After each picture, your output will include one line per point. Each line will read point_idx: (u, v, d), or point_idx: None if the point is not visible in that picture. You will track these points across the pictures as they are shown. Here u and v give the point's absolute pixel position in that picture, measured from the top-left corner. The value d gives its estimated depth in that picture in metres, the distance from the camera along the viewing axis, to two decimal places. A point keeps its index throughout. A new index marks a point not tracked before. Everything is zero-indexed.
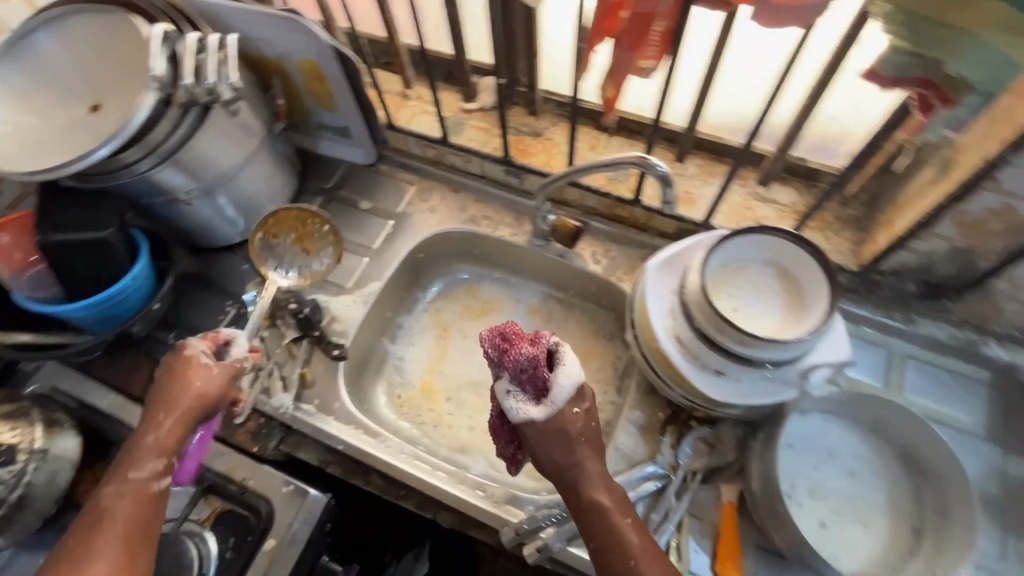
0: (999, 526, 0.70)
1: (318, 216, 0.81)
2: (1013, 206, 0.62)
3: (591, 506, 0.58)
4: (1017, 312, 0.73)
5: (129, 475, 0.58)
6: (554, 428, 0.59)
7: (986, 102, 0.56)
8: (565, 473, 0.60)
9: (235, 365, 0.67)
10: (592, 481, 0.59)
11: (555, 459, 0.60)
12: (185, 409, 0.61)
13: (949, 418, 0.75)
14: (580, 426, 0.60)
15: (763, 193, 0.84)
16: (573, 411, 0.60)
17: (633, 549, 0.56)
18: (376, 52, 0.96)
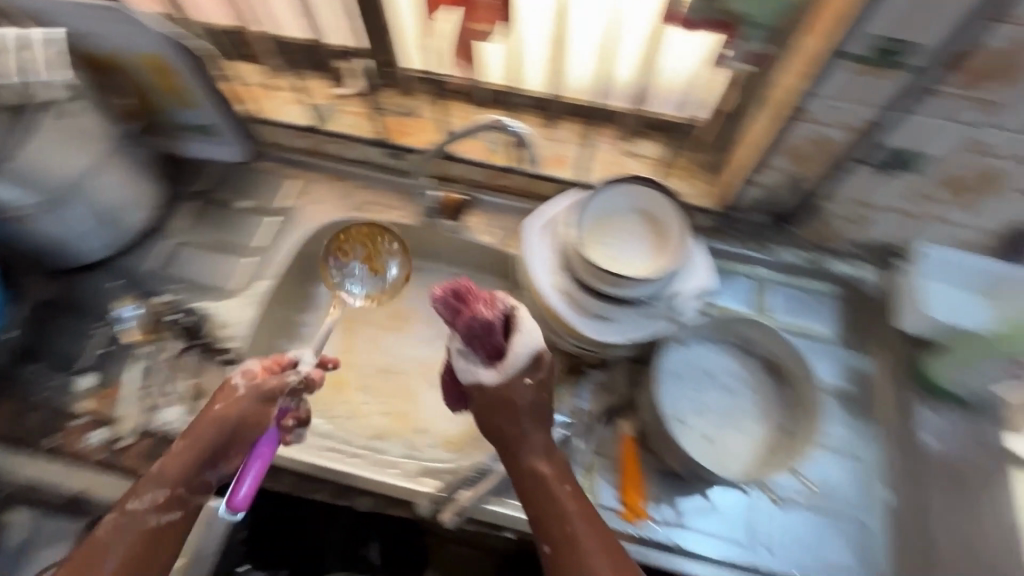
0: (855, 417, 0.80)
1: (387, 233, 0.87)
2: (825, 134, 0.69)
3: (530, 472, 0.64)
4: (848, 230, 0.84)
5: (128, 506, 0.61)
6: (500, 397, 0.65)
7: (771, 34, 0.69)
8: (511, 444, 0.65)
9: (278, 387, 0.69)
10: (535, 452, 0.65)
11: (501, 430, 0.66)
12: (206, 435, 0.65)
13: (811, 330, 0.86)
14: (527, 396, 0.65)
15: (631, 148, 0.91)
16: (523, 382, 0.65)
17: (570, 514, 0.61)
18: (235, 44, 0.94)
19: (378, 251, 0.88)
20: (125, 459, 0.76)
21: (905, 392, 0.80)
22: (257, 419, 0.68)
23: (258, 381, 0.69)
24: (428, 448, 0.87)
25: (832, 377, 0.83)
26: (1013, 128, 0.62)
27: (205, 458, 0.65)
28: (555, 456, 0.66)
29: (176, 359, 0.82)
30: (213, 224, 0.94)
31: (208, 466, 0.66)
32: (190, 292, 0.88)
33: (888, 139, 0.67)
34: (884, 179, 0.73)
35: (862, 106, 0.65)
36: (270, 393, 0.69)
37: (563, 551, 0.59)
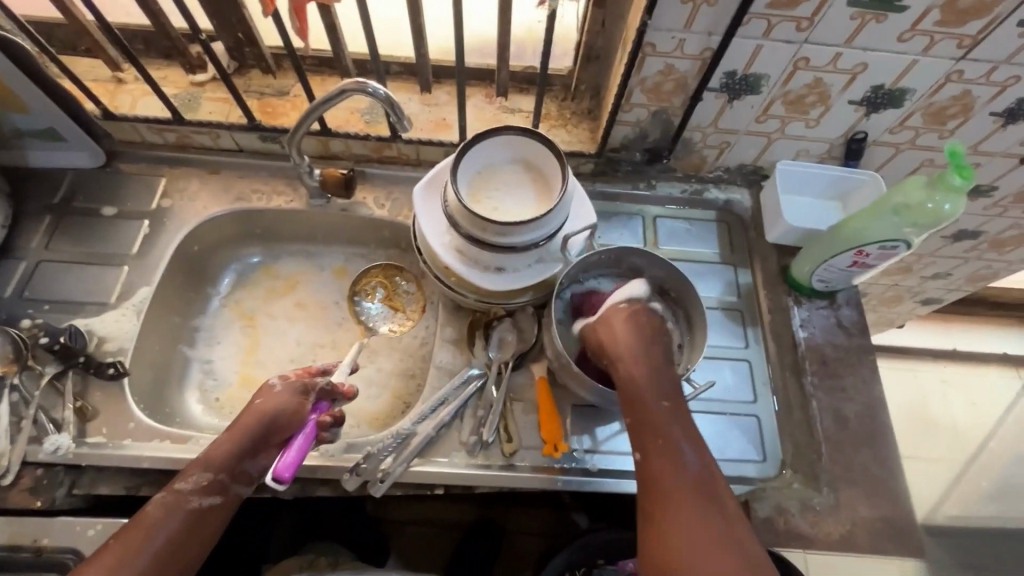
0: (741, 325, 0.88)
1: (401, 270, 0.98)
2: (673, 65, 0.74)
3: (634, 392, 0.66)
4: (714, 156, 0.91)
5: (177, 486, 0.62)
6: (606, 319, 0.72)
7: None
8: (618, 356, 0.69)
9: (306, 384, 0.73)
10: (640, 367, 0.67)
11: (608, 341, 0.70)
12: (250, 423, 0.67)
13: (694, 254, 0.93)
14: (643, 321, 0.71)
15: (508, 104, 0.92)
16: (620, 305, 0.73)
17: (668, 428, 0.63)
18: (70, 38, 0.88)
19: (396, 291, 0.97)
20: (9, 498, 0.70)
21: (780, 295, 0.89)
22: (292, 412, 0.70)
23: (292, 378, 0.73)
24: (351, 428, 0.87)
25: (719, 294, 0.90)
26: (825, 42, 0.69)
27: (251, 445, 0.66)
28: (665, 377, 0.67)
29: (51, 384, 0.75)
30: (74, 236, 0.87)
31: (247, 457, 0.66)
32: (57, 313, 0.81)
33: (726, 64, 0.72)
34: (733, 103, 0.79)
35: (698, 34, 0.69)
36: (304, 387, 0.73)
37: (662, 463, 0.60)
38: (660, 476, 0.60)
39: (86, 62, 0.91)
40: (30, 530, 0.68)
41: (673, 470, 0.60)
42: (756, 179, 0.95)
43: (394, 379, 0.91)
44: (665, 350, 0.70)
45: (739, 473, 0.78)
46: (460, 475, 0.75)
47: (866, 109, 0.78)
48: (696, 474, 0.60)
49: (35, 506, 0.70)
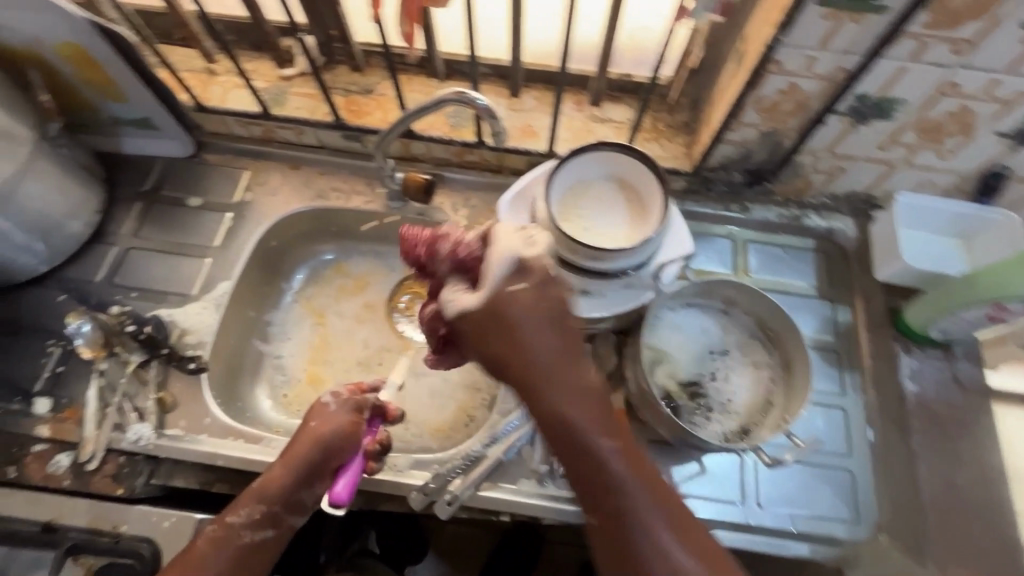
0: (837, 368, 0.81)
1: None
2: (797, 85, 0.67)
3: (555, 414, 0.53)
4: (823, 182, 0.83)
5: (228, 519, 0.62)
6: (506, 320, 0.55)
7: None
8: (528, 375, 0.54)
9: (356, 405, 0.72)
10: (559, 384, 0.54)
11: (507, 357, 0.54)
12: (303, 449, 0.66)
13: (789, 286, 0.86)
14: (543, 313, 0.56)
15: (600, 113, 0.87)
16: (511, 290, 0.56)
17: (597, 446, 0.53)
18: (167, 26, 0.88)
19: None
20: (93, 483, 0.72)
21: (886, 339, 0.81)
22: (348, 437, 0.69)
23: (346, 397, 0.72)
24: (415, 438, 0.86)
25: (814, 332, 0.83)
26: (984, 67, 0.61)
27: (306, 472, 0.65)
28: (596, 398, 0.55)
29: (136, 373, 0.76)
30: (160, 224, 0.88)
31: (304, 486, 0.65)
32: (144, 301, 0.83)
33: (860, 86, 0.65)
34: (858, 128, 0.71)
35: (834, 53, 0.62)
36: (355, 406, 0.72)
37: (628, 534, 0.52)
38: (627, 546, 0.52)
39: (181, 51, 0.92)
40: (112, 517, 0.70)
41: (642, 534, 0.52)
42: (866, 208, 0.87)
43: (459, 391, 0.89)
44: (574, 347, 0.56)
45: (830, 534, 0.72)
46: (526, 506, 0.72)
47: (1015, 143, 0.69)
48: (664, 526, 0.52)
49: (117, 494, 0.72)
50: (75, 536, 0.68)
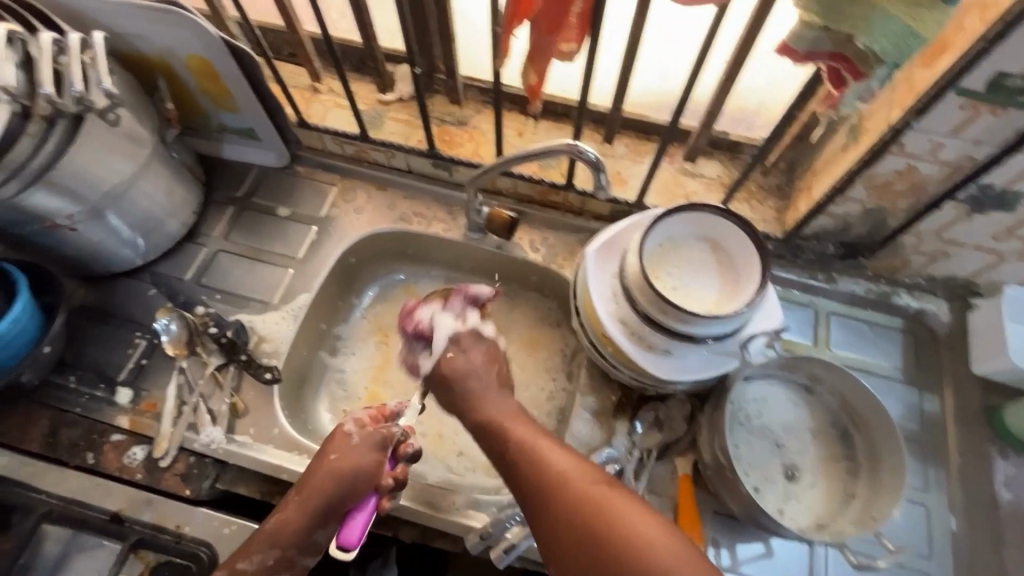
0: (923, 461, 0.76)
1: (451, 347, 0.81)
2: (915, 167, 0.65)
3: (482, 424, 0.69)
4: (921, 263, 0.79)
5: (239, 565, 0.64)
6: (443, 374, 0.74)
7: None
8: (462, 398, 0.72)
9: (378, 436, 0.71)
10: (482, 402, 0.70)
11: (448, 393, 0.73)
12: (319, 490, 0.66)
13: (873, 366, 0.81)
14: (474, 364, 0.74)
15: (691, 167, 0.86)
16: (448, 354, 0.75)
17: (516, 437, 0.65)
18: (279, 44, 0.93)
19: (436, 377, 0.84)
20: (162, 480, 0.74)
21: (977, 438, 0.77)
22: (364, 473, 0.67)
23: (367, 429, 0.71)
24: (468, 472, 0.84)
25: (897, 418, 0.78)
26: None
27: (320, 517, 0.66)
28: (505, 398, 0.71)
29: (214, 375, 0.78)
30: (249, 231, 0.91)
31: (317, 528, 0.66)
32: (227, 303, 0.86)
33: (987, 176, 0.62)
34: (973, 216, 0.68)
35: (964, 141, 0.60)
36: (378, 440, 0.71)
37: (511, 453, 0.64)
38: (523, 467, 0.62)
39: (290, 67, 0.96)
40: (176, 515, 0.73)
41: (528, 449, 0.63)
42: (964, 294, 0.82)
43: None
44: (500, 381, 0.74)
45: None
46: None
47: None
48: (581, 476, 0.59)
49: (183, 494, 0.73)
50: (140, 531, 0.71)
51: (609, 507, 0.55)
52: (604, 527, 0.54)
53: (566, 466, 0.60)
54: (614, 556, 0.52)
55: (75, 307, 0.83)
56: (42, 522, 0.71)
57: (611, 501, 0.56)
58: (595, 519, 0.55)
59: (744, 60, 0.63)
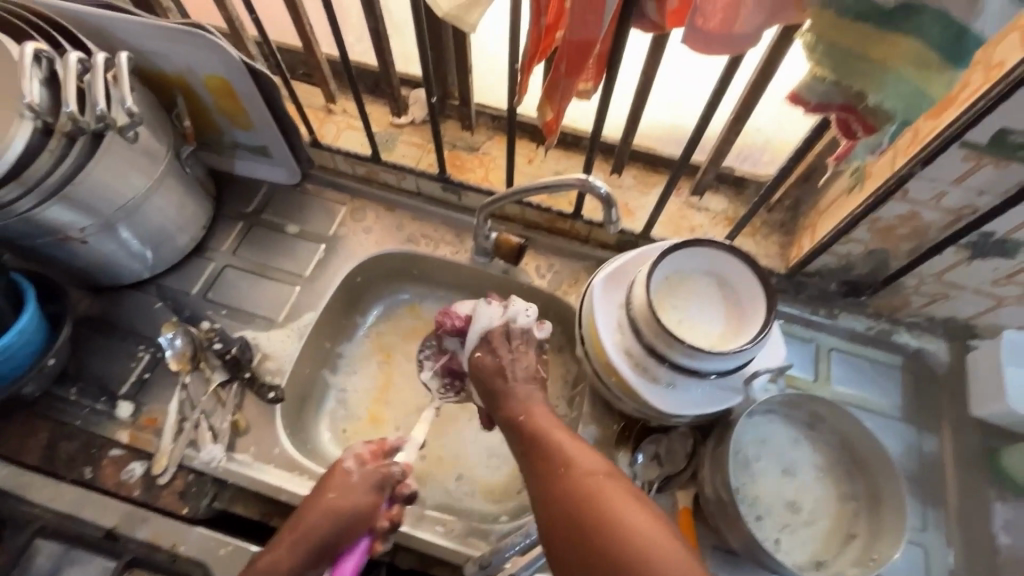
0: (921, 501, 0.77)
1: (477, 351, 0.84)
2: (918, 213, 0.66)
3: (508, 416, 0.69)
4: (922, 304, 0.80)
5: None
6: (476, 371, 0.74)
7: None
8: (493, 390, 0.72)
9: (377, 475, 0.70)
10: (512, 394, 0.70)
11: (483, 384, 0.73)
12: (318, 528, 0.64)
13: (873, 404, 0.81)
14: (504, 363, 0.73)
15: (697, 201, 0.87)
16: (478, 355, 0.75)
17: (536, 426, 0.66)
18: (295, 64, 0.94)
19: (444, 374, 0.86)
20: (160, 497, 0.74)
21: (976, 481, 0.77)
22: (362, 511, 0.67)
23: (368, 467, 0.70)
24: (466, 497, 0.83)
25: (896, 457, 0.79)
26: None
27: (313, 557, 0.64)
28: (534, 392, 0.71)
29: (216, 392, 0.78)
30: (256, 246, 0.90)
31: (310, 567, 0.64)
32: (233, 319, 0.86)
33: (989, 225, 0.63)
34: (973, 262, 0.69)
35: (966, 191, 0.61)
36: (379, 481, 0.70)
37: (529, 443, 0.64)
38: (535, 457, 0.62)
39: (304, 87, 0.97)
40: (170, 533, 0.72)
41: (541, 438, 0.63)
42: (962, 335, 0.83)
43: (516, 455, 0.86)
44: (531, 377, 0.72)
45: None
46: None
47: None
48: (588, 469, 0.58)
49: (181, 512, 0.74)
50: (134, 549, 0.70)
51: (606, 499, 0.54)
52: (598, 519, 0.53)
53: (574, 456, 0.59)
54: (604, 549, 0.51)
55: (79, 318, 0.83)
56: (35, 537, 0.70)
57: (609, 494, 0.54)
58: (592, 509, 0.54)
59: (754, 103, 0.64)
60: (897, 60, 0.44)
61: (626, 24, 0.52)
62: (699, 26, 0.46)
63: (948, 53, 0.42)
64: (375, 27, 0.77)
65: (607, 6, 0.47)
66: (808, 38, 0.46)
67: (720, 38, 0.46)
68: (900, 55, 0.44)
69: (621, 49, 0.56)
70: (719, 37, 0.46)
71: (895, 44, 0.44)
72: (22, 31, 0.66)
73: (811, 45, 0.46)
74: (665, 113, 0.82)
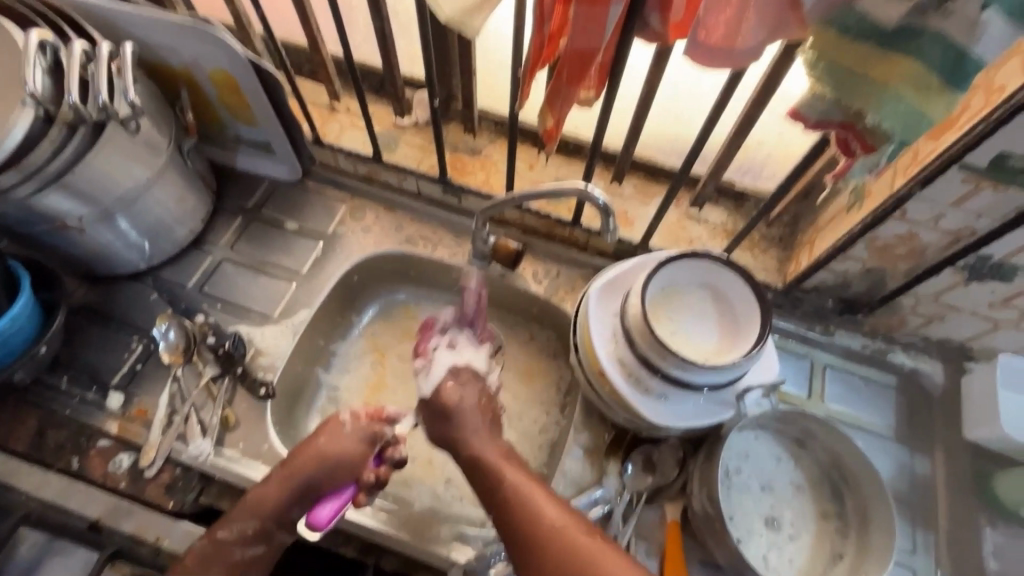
0: (911, 523, 0.76)
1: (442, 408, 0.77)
2: (916, 233, 0.66)
3: (471, 460, 0.67)
4: (918, 324, 0.80)
5: (218, 534, 0.64)
6: (441, 404, 0.71)
7: None
8: (456, 430, 0.69)
9: (364, 440, 0.70)
10: (479, 439, 0.69)
11: (447, 428, 0.70)
12: (306, 469, 0.66)
13: (866, 423, 0.81)
14: (474, 400, 0.72)
15: (696, 213, 0.87)
16: (448, 385, 0.73)
17: (506, 480, 0.64)
18: (301, 62, 0.95)
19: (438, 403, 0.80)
20: (146, 490, 0.74)
21: (967, 505, 0.77)
22: (345, 470, 0.67)
23: (362, 422, 0.71)
24: (454, 501, 0.82)
25: (888, 478, 0.78)
26: None
27: (298, 496, 0.65)
28: (498, 438, 0.70)
29: (208, 386, 0.78)
30: (254, 241, 0.90)
31: (296, 505, 0.66)
32: (227, 314, 0.85)
33: (986, 248, 0.63)
34: (970, 284, 0.69)
35: (964, 214, 0.61)
36: (372, 435, 0.70)
37: (503, 497, 0.63)
38: (512, 513, 0.62)
39: (310, 84, 0.98)
40: (156, 526, 0.72)
41: (522, 497, 0.62)
42: (958, 357, 0.83)
43: None
44: (491, 420, 0.71)
45: None
46: None
47: None
48: (573, 530, 0.59)
49: (166, 506, 0.74)
50: (119, 542, 0.71)
51: (607, 567, 0.56)
52: None
53: (557, 520, 0.60)
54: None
55: (74, 307, 0.83)
56: (20, 525, 0.72)
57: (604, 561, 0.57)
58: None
59: (755, 119, 0.65)
60: (898, 81, 0.44)
61: (629, 34, 0.52)
62: (702, 39, 0.46)
63: (949, 77, 0.43)
64: (381, 28, 0.77)
65: (608, 16, 0.47)
66: (809, 55, 0.46)
67: (723, 53, 0.46)
68: (900, 75, 0.44)
69: (624, 59, 0.56)
70: (722, 52, 0.46)
71: (894, 66, 0.44)
72: (31, 21, 0.66)
73: (812, 63, 0.46)
74: (666, 124, 0.82)
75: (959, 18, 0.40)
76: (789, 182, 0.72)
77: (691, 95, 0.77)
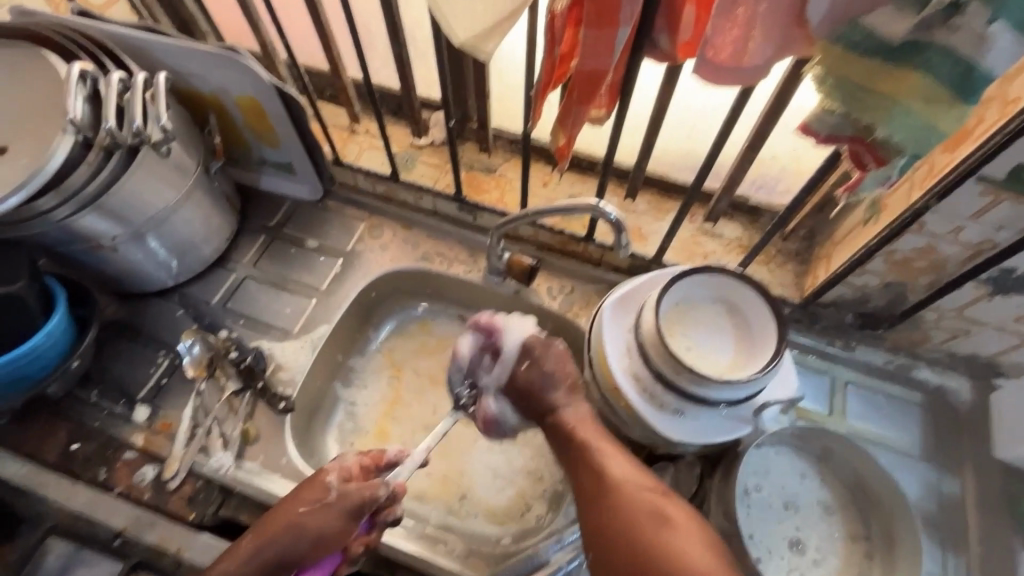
0: (940, 545, 0.74)
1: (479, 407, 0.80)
2: (936, 246, 0.65)
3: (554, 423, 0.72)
4: (943, 338, 0.78)
5: None
6: (519, 386, 0.75)
7: None
8: (538, 394, 0.74)
9: (356, 502, 0.67)
10: (566, 404, 0.73)
11: (531, 389, 0.74)
12: (280, 539, 0.64)
13: (890, 441, 0.79)
14: (553, 371, 0.73)
15: (710, 228, 0.87)
16: (522, 368, 0.75)
17: (583, 439, 0.69)
18: (322, 86, 0.98)
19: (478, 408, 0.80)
20: (168, 502, 0.76)
21: (1000, 529, 0.74)
22: (330, 539, 0.66)
23: (349, 485, 0.69)
24: (469, 517, 0.82)
25: (915, 497, 0.76)
26: None
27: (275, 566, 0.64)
28: (577, 401, 0.73)
29: (230, 400, 0.80)
30: (276, 258, 0.93)
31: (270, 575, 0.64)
32: (250, 329, 0.88)
33: (1009, 261, 0.62)
34: (995, 298, 0.67)
35: (984, 226, 0.61)
36: (360, 505, 0.67)
37: (577, 454, 0.68)
38: (585, 469, 0.67)
39: (331, 107, 1.01)
40: (177, 538, 0.74)
41: (594, 456, 0.67)
42: (986, 373, 0.80)
43: (521, 476, 0.85)
44: (571, 387, 0.74)
45: None
46: None
47: None
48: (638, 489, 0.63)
49: (187, 518, 0.76)
50: (142, 553, 0.73)
51: (651, 526, 0.59)
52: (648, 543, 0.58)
53: (623, 476, 0.64)
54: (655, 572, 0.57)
55: (105, 323, 0.87)
56: (47, 536, 0.74)
57: (662, 520, 0.59)
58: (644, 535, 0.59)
59: (766, 135, 0.65)
60: (907, 96, 0.45)
61: (638, 54, 0.53)
62: (709, 57, 0.47)
63: (957, 89, 0.43)
64: (399, 52, 0.80)
65: (616, 39, 0.48)
66: (817, 72, 0.47)
67: (730, 70, 0.47)
68: (909, 90, 0.44)
69: (634, 78, 0.57)
70: (728, 69, 0.47)
71: (905, 81, 0.44)
72: (75, 55, 0.71)
73: (819, 78, 0.47)
74: (679, 140, 0.82)
75: (965, 32, 0.40)
76: (803, 196, 0.72)
77: (702, 112, 0.78)
